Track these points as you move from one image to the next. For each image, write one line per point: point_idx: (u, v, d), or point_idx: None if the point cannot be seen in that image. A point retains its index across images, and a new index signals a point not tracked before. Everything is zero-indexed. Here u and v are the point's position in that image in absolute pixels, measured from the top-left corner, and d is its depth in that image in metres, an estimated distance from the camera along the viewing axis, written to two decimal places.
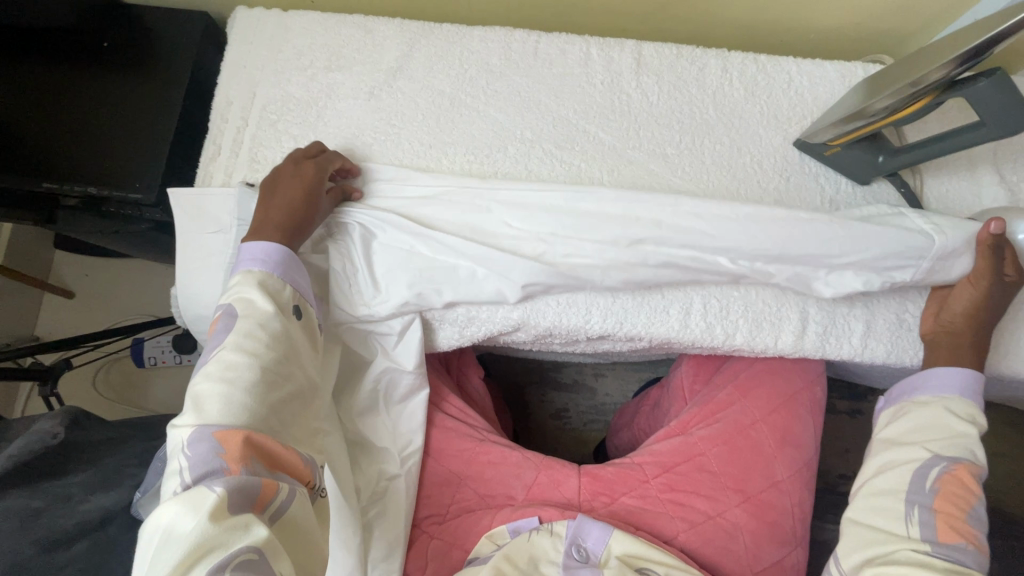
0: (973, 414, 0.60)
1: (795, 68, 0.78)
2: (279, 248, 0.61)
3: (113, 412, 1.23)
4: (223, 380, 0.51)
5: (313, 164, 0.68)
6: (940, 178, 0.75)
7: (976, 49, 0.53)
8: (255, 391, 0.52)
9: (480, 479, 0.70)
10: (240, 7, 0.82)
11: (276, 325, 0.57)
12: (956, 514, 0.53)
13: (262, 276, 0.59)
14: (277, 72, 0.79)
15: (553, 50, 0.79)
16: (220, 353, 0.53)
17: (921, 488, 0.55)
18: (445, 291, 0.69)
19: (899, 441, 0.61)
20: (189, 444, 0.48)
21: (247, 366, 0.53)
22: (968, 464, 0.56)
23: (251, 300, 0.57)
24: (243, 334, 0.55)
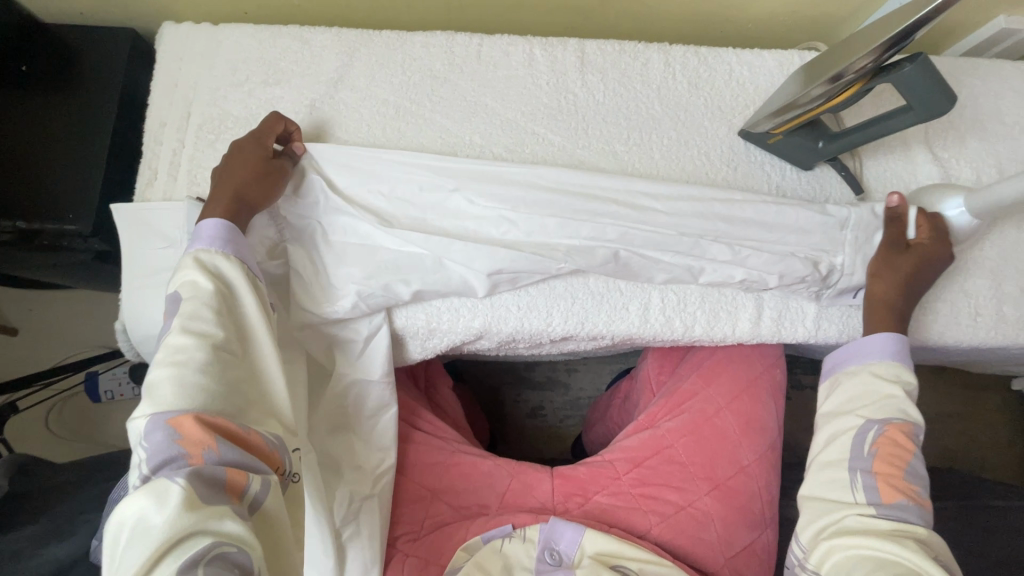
0: (899, 373, 0.61)
1: (735, 59, 0.80)
2: (220, 224, 0.59)
3: (70, 452, 1.18)
4: (173, 365, 0.50)
5: (253, 141, 0.66)
6: (878, 158, 0.77)
7: (898, 36, 0.55)
8: (209, 371, 0.51)
9: (453, 491, 0.69)
10: (166, 23, 0.78)
11: (222, 304, 0.56)
12: (895, 472, 0.55)
13: (199, 252, 0.58)
14: (212, 89, 0.76)
15: (496, 52, 0.78)
16: (168, 339, 0.52)
17: (860, 454, 0.57)
18: (412, 282, 0.67)
19: (837, 413, 0.62)
20: (146, 434, 0.47)
21: (196, 347, 0.52)
22: (899, 423, 0.58)
23: (194, 283, 0.55)
24: (188, 316, 0.53)
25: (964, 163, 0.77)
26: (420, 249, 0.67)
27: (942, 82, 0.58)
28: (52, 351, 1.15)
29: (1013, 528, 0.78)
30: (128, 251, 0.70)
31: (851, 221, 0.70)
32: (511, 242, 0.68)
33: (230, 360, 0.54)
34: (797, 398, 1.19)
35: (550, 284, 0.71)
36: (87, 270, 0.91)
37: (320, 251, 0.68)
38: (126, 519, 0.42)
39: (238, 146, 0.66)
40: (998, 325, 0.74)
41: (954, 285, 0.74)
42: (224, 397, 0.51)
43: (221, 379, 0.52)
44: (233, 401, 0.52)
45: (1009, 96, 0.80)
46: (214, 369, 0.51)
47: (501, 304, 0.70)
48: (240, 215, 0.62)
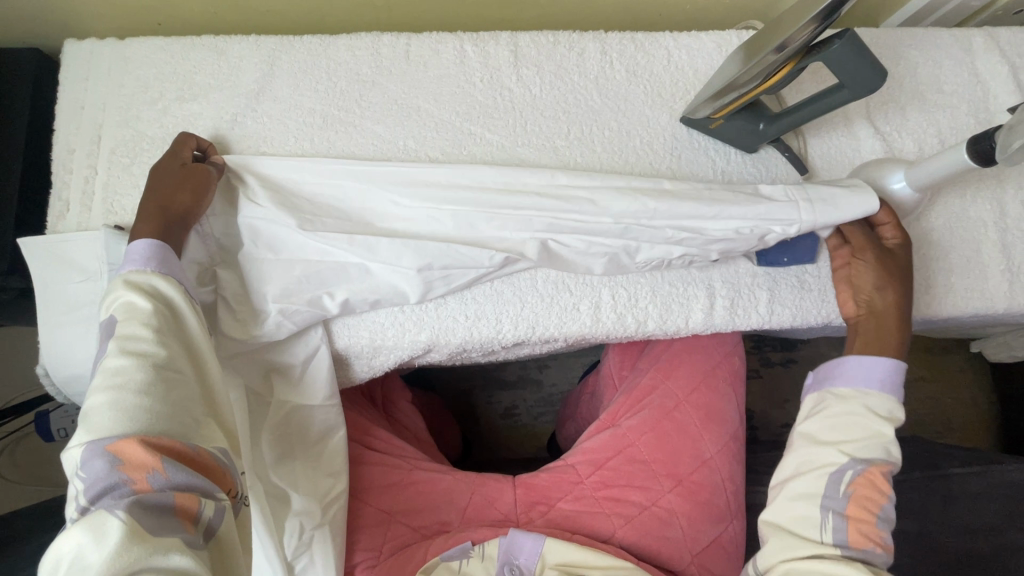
0: (890, 409, 0.58)
1: (672, 43, 0.78)
2: (152, 242, 0.55)
3: (24, 496, 1.12)
4: (110, 389, 0.46)
5: (173, 157, 0.63)
6: (821, 137, 0.76)
7: (826, 12, 0.53)
8: (151, 392, 0.47)
9: (411, 511, 0.67)
10: (68, 41, 0.73)
11: (165, 322, 0.52)
12: (867, 517, 0.54)
13: (132, 273, 0.53)
14: (123, 109, 0.72)
15: (425, 52, 0.75)
16: (104, 362, 0.48)
17: (836, 493, 0.55)
18: (338, 293, 0.64)
19: (820, 438, 0.58)
20: (82, 462, 0.44)
21: (136, 367, 0.48)
22: (881, 464, 0.55)
23: (128, 302, 0.51)
24: (124, 337, 0.49)
25: (906, 136, 0.77)
26: (345, 257, 0.64)
27: (871, 55, 0.57)
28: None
29: (975, 493, 0.78)
30: (43, 289, 0.65)
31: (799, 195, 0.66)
32: (442, 236, 0.66)
33: (173, 372, 0.50)
34: (768, 376, 1.19)
35: (498, 286, 0.68)
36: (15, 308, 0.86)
37: (249, 271, 0.64)
38: (64, 556, 0.39)
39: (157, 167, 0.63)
40: (948, 295, 0.74)
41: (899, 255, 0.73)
42: (173, 414, 0.47)
43: (162, 395, 0.48)
44: (181, 418, 0.48)
45: (947, 64, 0.79)
46: (154, 387, 0.47)
47: (443, 308, 0.68)
48: (171, 228, 0.58)
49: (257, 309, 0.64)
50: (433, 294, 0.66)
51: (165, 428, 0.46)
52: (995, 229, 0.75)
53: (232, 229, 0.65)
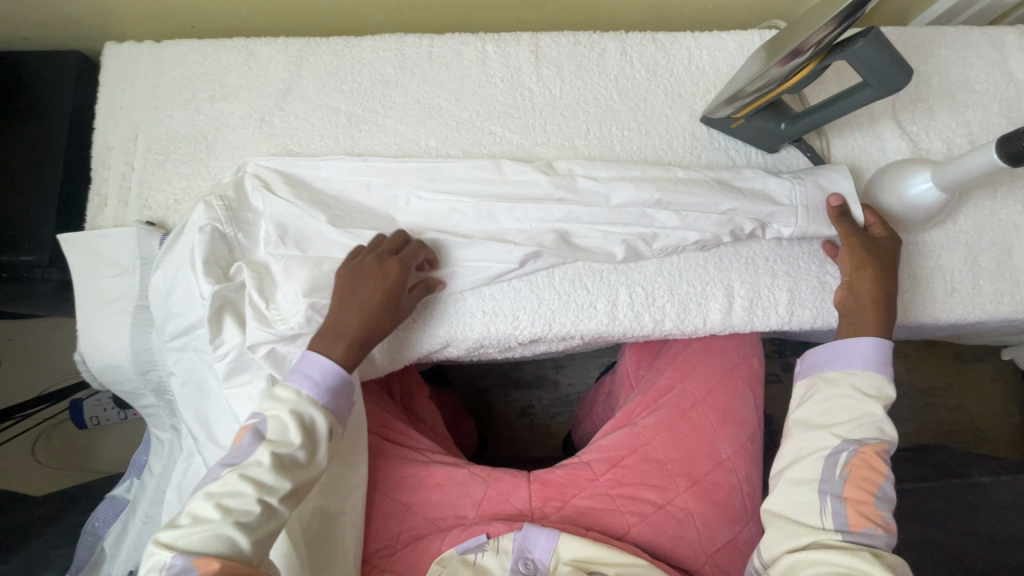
0: (879, 387, 0.60)
1: (693, 43, 0.77)
2: (335, 369, 0.58)
3: (59, 481, 1.17)
4: (218, 508, 0.49)
5: (397, 265, 0.62)
6: (845, 137, 0.75)
7: (849, 11, 0.53)
8: (249, 527, 0.49)
9: (427, 503, 0.68)
10: (109, 44, 0.77)
11: (308, 459, 0.54)
12: (865, 498, 0.55)
13: (304, 398, 0.56)
14: (158, 108, 0.75)
15: (448, 53, 0.76)
16: (228, 473, 0.51)
17: (832, 476, 0.56)
18: None
19: (811, 424, 0.61)
20: (169, 566, 0.46)
21: (254, 496, 0.50)
22: (873, 444, 0.57)
23: (283, 424, 0.54)
24: (261, 465, 0.52)
25: (933, 136, 0.76)
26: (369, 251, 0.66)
27: (897, 53, 0.57)
28: (39, 377, 1.17)
29: (1001, 504, 0.76)
30: (79, 281, 0.68)
31: (799, 194, 0.69)
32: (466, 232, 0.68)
33: (280, 515, 0.52)
34: (789, 380, 1.17)
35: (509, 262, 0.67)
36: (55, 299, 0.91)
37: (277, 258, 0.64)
38: None
39: (381, 268, 0.61)
40: (976, 299, 0.72)
41: (925, 255, 0.72)
42: (261, 545, 0.49)
43: (259, 536, 0.50)
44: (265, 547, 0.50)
45: (978, 63, 0.77)
46: (255, 523, 0.50)
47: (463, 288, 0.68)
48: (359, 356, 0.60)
49: (286, 303, 0.63)
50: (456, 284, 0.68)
51: (249, 559, 0.48)
52: None
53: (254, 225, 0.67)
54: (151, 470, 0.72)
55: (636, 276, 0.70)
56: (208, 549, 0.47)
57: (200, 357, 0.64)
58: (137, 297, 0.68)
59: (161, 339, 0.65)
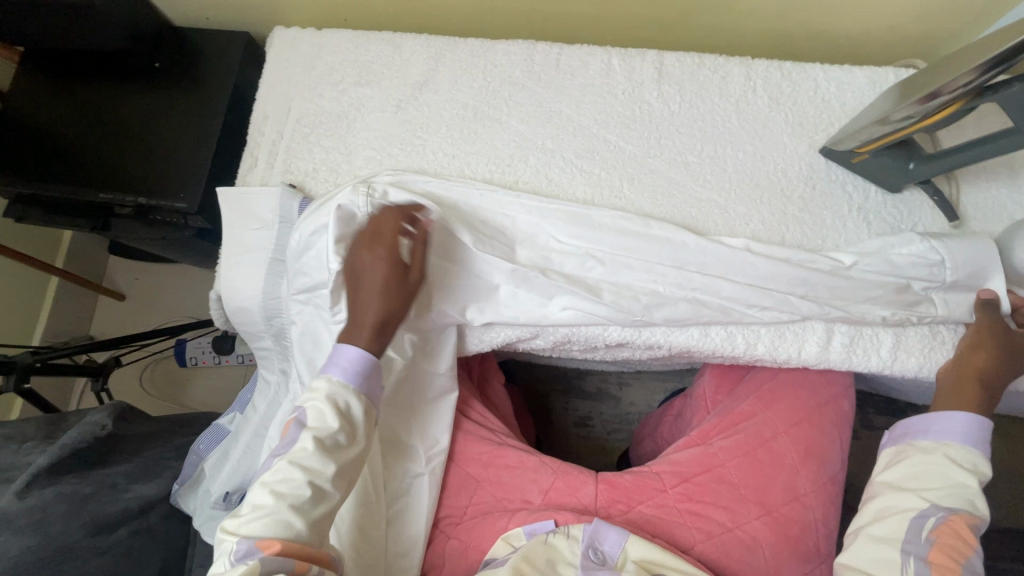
0: (975, 464, 0.57)
1: (822, 75, 0.77)
2: (361, 354, 0.60)
3: (157, 409, 1.31)
4: (272, 494, 0.53)
5: (388, 247, 0.64)
6: (978, 186, 0.72)
7: (1003, 55, 0.53)
8: (301, 510, 0.53)
9: (497, 482, 0.70)
10: (278, 28, 0.87)
11: (347, 442, 0.57)
12: (952, 565, 0.52)
13: (339, 386, 0.59)
14: (310, 88, 0.84)
15: (575, 62, 0.80)
16: (277, 464, 0.55)
17: (915, 539, 0.54)
18: (486, 311, 0.72)
19: (898, 488, 0.59)
20: (235, 550, 0.50)
21: (302, 484, 0.53)
22: (965, 515, 0.54)
23: (321, 411, 0.57)
24: (303, 449, 0.55)
25: None
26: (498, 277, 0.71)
27: None
28: (156, 314, 1.31)
29: None
30: (226, 230, 0.78)
31: (946, 263, 0.67)
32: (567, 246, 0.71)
33: (327, 498, 0.55)
34: None
35: (617, 262, 0.70)
36: (191, 245, 1.03)
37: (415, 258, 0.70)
38: None
39: (372, 255, 0.63)
40: None
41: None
42: (314, 526, 0.53)
43: (312, 518, 0.53)
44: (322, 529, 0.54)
45: None
46: (306, 505, 0.53)
47: (541, 285, 0.70)
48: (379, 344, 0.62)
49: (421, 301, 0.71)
50: (545, 284, 0.70)
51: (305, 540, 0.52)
52: None
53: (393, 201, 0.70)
54: (253, 406, 0.78)
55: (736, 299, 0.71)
56: (269, 532, 0.51)
57: (319, 315, 0.71)
58: (274, 252, 0.76)
59: (289, 290, 0.73)
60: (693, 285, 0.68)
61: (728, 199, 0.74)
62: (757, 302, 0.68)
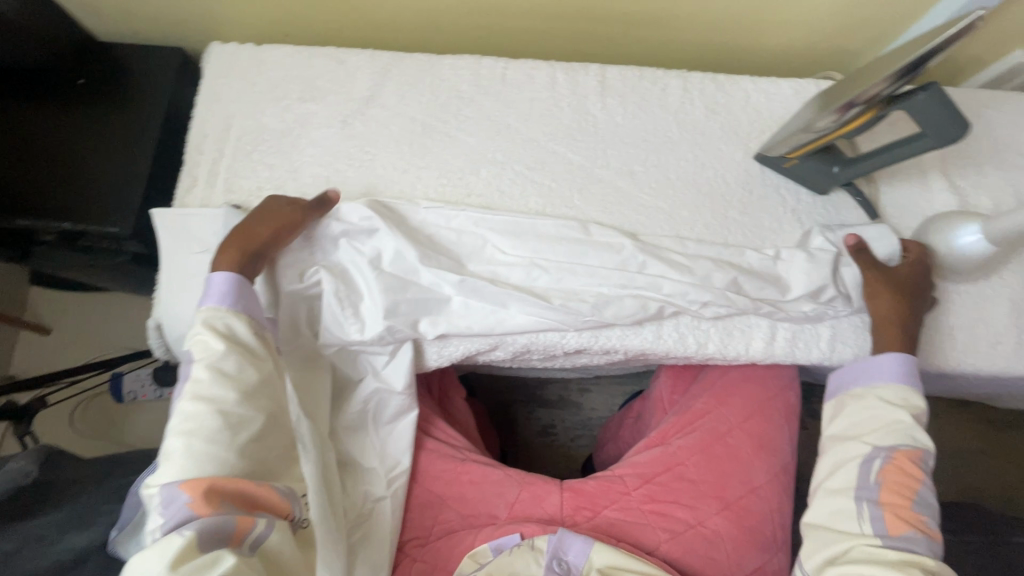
0: (906, 398, 0.64)
1: (751, 86, 0.82)
2: (227, 276, 0.62)
3: (88, 449, 1.19)
4: (184, 434, 0.53)
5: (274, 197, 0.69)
6: (894, 186, 0.78)
7: (910, 66, 0.57)
8: (217, 439, 0.53)
9: (462, 498, 0.69)
10: (214, 43, 0.84)
11: (241, 362, 0.58)
12: (904, 503, 0.58)
13: (211, 310, 0.60)
14: (251, 103, 0.81)
15: (521, 76, 0.82)
16: (180, 405, 0.54)
17: (867, 483, 0.60)
18: (440, 323, 0.70)
19: (844, 437, 0.65)
20: (159, 500, 0.50)
21: (205, 414, 0.54)
22: (905, 450, 0.60)
23: (205, 342, 0.58)
24: (200, 380, 0.55)
25: (983, 193, 0.78)
26: (451, 290, 0.70)
27: (957, 110, 0.59)
28: (87, 347, 1.22)
29: None
30: (165, 255, 0.73)
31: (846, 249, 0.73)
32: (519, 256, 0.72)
33: (243, 424, 0.55)
34: None
35: (565, 269, 0.71)
36: (125, 270, 0.97)
37: (365, 270, 0.70)
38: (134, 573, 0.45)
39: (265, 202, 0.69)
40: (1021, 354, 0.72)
41: (950, 304, 0.73)
42: (242, 452, 0.54)
43: (235, 444, 0.54)
44: (257, 458, 0.56)
45: None
46: (221, 436, 0.53)
47: (495, 295, 0.70)
48: (247, 268, 0.64)
49: (367, 319, 0.69)
50: (498, 294, 0.69)
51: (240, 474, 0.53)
52: None
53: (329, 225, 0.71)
54: None
55: None
56: (190, 473, 0.50)
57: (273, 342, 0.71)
58: None
59: None
60: (641, 286, 0.70)
61: (673, 205, 0.77)
62: (704, 304, 0.70)
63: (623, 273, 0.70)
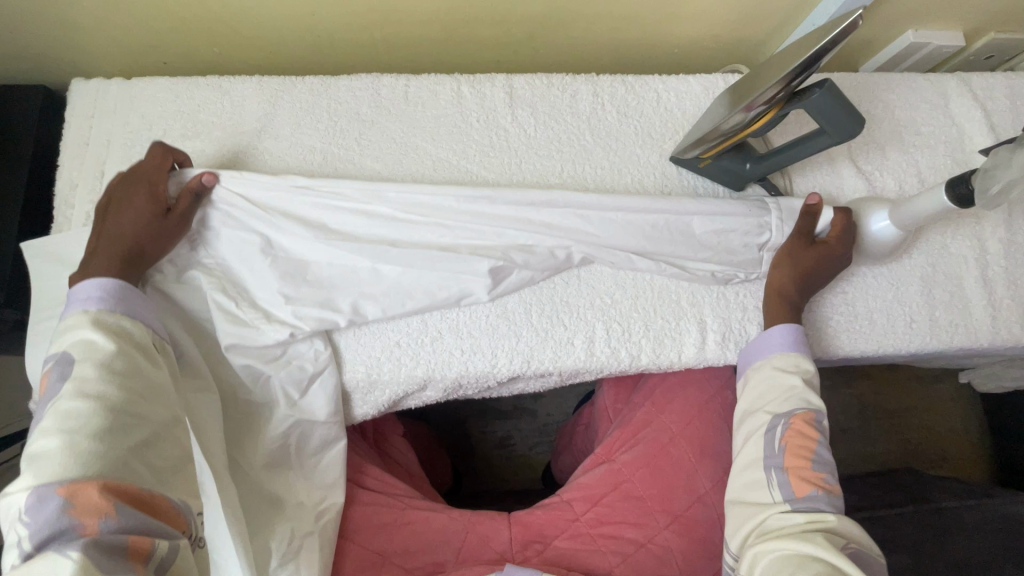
0: (796, 364, 0.65)
1: (661, 86, 0.81)
2: (116, 282, 0.56)
3: None
4: (62, 432, 0.46)
5: (145, 184, 0.63)
6: (807, 176, 0.79)
7: (799, 67, 0.56)
8: (105, 435, 0.46)
9: (404, 552, 0.65)
10: (76, 80, 0.75)
11: (134, 362, 0.53)
12: (805, 464, 0.58)
13: (98, 314, 0.54)
14: (126, 146, 0.73)
15: (424, 93, 0.77)
16: (55, 404, 0.47)
17: (773, 450, 0.60)
18: (349, 292, 0.67)
19: (749, 408, 0.65)
20: (27, 506, 0.42)
21: (93, 410, 0.47)
22: (801, 414, 0.60)
23: (89, 340, 0.52)
24: (83, 377, 0.49)
25: (888, 175, 0.80)
26: (354, 261, 0.67)
27: (848, 102, 0.60)
28: None
29: (967, 528, 0.80)
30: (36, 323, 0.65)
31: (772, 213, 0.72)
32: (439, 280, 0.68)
33: (140, 425, 0.49)
34: None
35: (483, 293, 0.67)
36: (10, 341, 0.87)
37: (263, 262, 0.66)
38: None
39: (131, 191, 0.63)
40: (934, 329, 0.75)
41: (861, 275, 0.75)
42: (137, 451, 0.48)
43: (130, 443, 0.48)
44: (157, 464, 0.49)
45: (923, 107, 0.83)
46: (114, 433, 0.47)
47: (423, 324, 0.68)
48: (133, 270, 0.59)
49: (275, 311, 0.65)
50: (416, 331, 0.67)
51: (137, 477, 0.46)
52: (976, 264, 0.77)
53: (229, 237, 0.67)
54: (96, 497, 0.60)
55: (613, 312, 0.71)
56: (73, 473, 0.44)
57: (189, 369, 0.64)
58: None
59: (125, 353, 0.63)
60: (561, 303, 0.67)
61: None
62: None
63: (539, 255, 0.69)
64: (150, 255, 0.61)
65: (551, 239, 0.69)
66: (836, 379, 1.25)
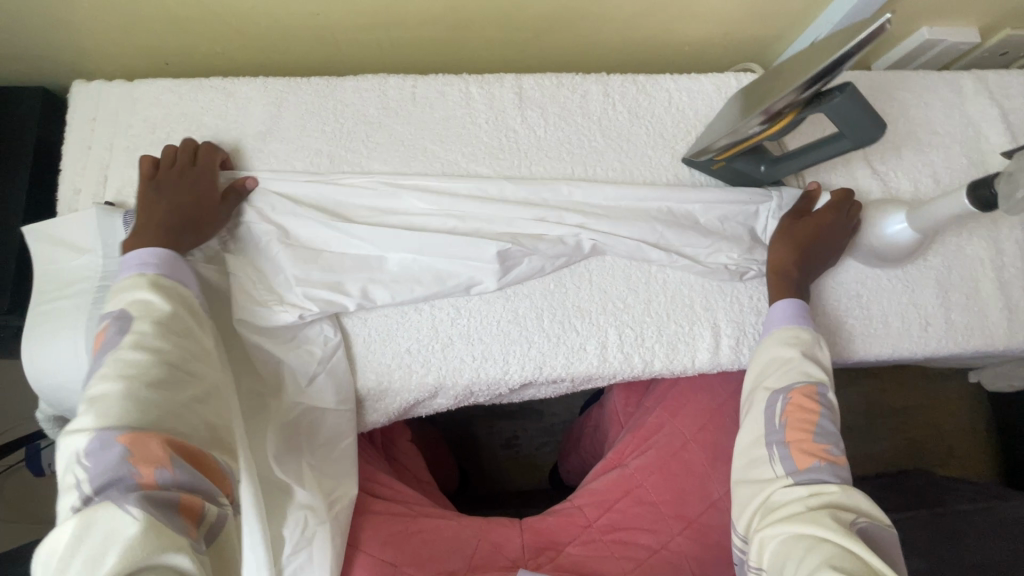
0: (794, 337, 0.63)
1: (672, 85, 0.79)
2: (165, 251, 0.56)
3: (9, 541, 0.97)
4: (122, 380, 0.45)
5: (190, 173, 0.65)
6: (820, 178, 0.78)
7: (818, 74, 0.54)
8: (161, 390, 0.46)
9: (416, 563, 0.62)
10: (76, 82, 0.74)
11: (184, 325, 0.52)
12: (807, 437, 0.57)
13: (155, 277, 0.53)
14: (130, 150, 0.72)
15: (432, 94, 0.76)
16: (116, 355, 0.47)
17: (774, 426, 0.59)
18: (359, 278, 0.67)
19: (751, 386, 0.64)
20: (90, 448, 0.42)
21: (151, 365, 0.47)
22: (801, 386, 0.59)
23: (145, 299, 0.51)
24: (142, 333, 0.49)
25: (903, 175, 0.79)
26: (367, 248, 0.68)
27: (868, 105, 0.58)
28: None
29: (979, 530, 0.79)
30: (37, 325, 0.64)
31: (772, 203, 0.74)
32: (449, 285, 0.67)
33: (193, 383, 0.49)
34: None
35: None
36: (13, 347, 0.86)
37: (278, 248, 0.67)
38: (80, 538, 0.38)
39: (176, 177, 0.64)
40: (949, 333, 0.74)
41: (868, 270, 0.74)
42: (189, 408, 0.47)
43: (183, 400, 0.47)
44: (209, 423, 0.49)
45: (938, 106, 0.82)
46: (171, 389, 0.47)
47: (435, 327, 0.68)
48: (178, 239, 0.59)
49: (290, 293, 0.65)
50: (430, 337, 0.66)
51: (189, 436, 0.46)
52: (992, 266, 0.76)
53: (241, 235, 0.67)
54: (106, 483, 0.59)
55: (626, 317, 0.70)
56: (135, 423, 0.43)
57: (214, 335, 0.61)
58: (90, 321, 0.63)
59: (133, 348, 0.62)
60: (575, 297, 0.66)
61: None
62: None
63: (550, 242, 0.69)
64: (198, 233, 0.62)
65: (560, 227, 0.70)
66: (844, 378, 1.24)
